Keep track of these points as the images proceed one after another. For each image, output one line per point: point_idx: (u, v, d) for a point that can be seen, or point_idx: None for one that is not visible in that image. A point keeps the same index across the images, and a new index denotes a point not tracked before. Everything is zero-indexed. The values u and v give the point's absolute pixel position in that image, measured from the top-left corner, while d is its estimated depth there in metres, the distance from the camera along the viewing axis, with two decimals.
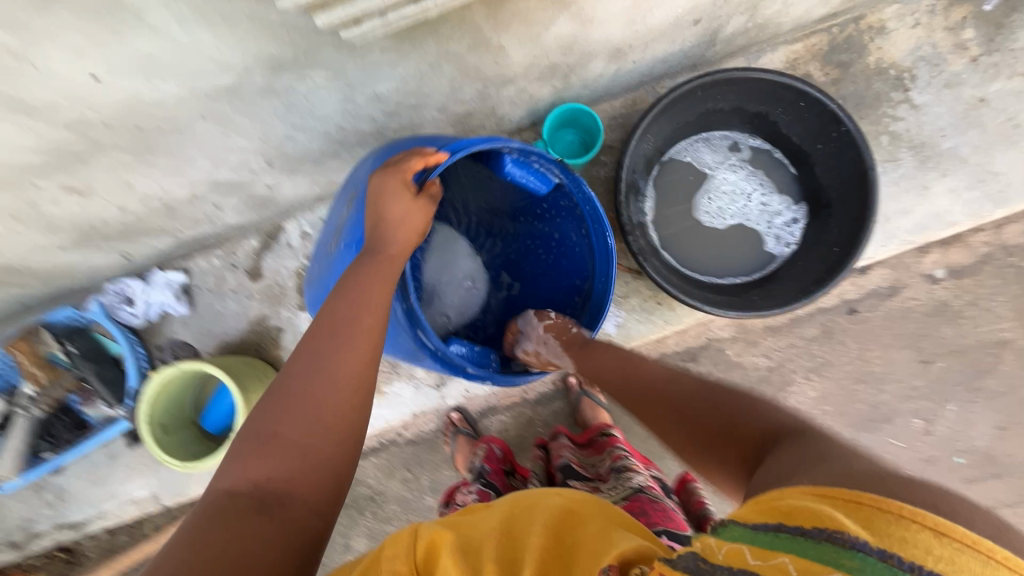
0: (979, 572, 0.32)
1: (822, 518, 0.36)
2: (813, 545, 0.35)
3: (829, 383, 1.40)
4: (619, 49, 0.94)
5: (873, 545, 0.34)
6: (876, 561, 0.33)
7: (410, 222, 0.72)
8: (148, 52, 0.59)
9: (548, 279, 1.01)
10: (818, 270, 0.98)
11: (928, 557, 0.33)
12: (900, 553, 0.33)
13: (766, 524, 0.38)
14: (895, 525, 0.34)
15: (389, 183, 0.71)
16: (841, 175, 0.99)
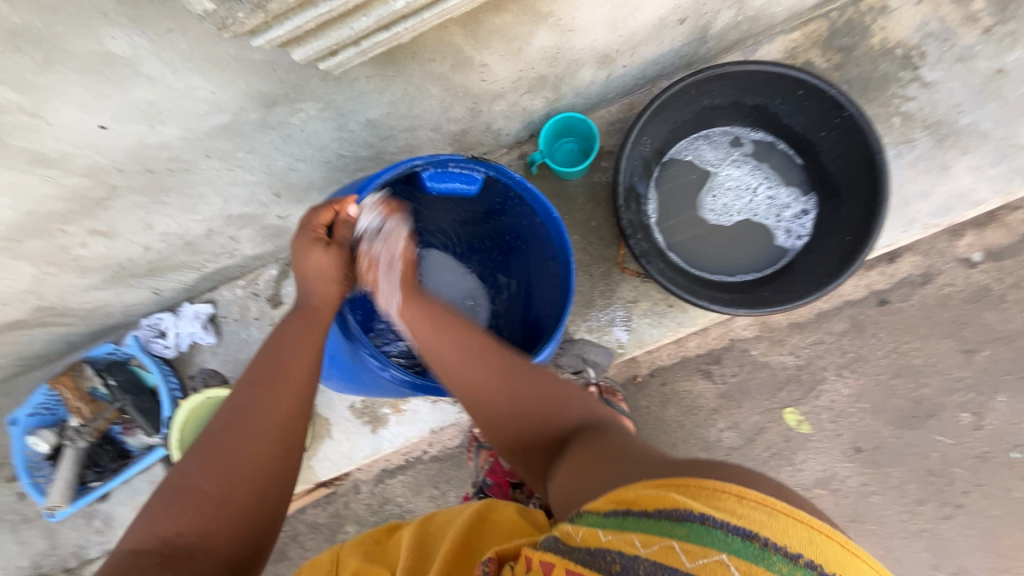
0: (767, 522, 0.40)
1: (660, 500, 0.43)
2: (653, 522, 0.42)
3: (866, 379, 1.33)
4: (607, 55, 0.94)
5: (695, 512, 0.42)
6: (698, 527, 0.41)
7: (325, 271, 0.76)
8: (147, 100, 0.63)
9: (537, 274, 1.02)
10: (832, 261, 0.95)
11: (735, 516, 0.41)
12: (714, 515, 0.41)
13: (616, 510, 0.45)
14: (713, 497, 0.42)
15: (303, 241, 0.76)
16: (848, 161, 0.96)
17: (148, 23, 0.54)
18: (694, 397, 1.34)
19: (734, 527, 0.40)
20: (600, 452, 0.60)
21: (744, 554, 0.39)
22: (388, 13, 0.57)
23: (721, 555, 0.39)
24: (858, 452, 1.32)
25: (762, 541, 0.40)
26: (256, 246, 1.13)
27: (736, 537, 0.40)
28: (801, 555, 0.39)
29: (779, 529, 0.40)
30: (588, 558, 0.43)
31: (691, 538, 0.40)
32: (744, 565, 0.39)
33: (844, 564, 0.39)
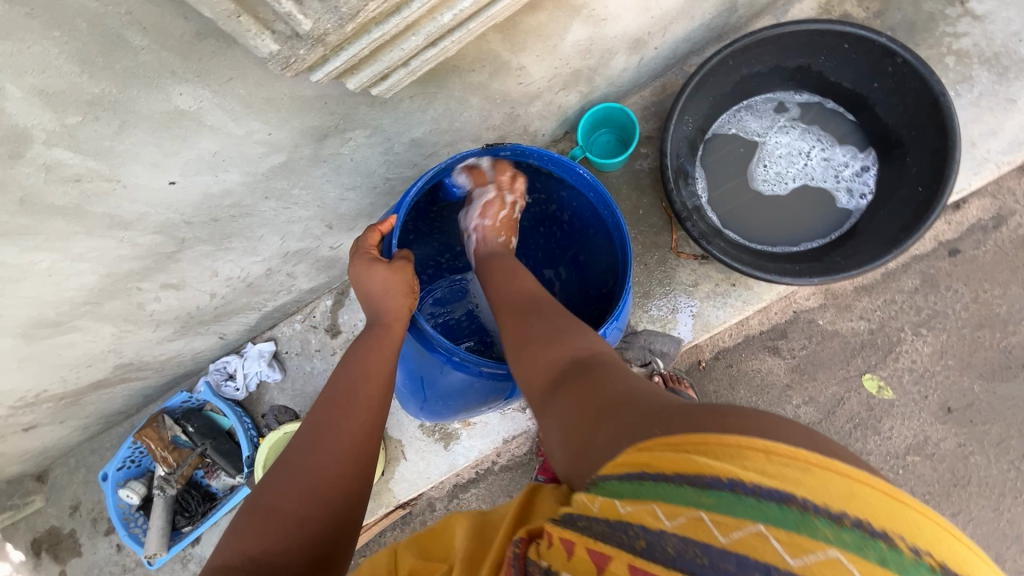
0: (801, 480, 0.33)
1: (683, 465, 0.36)
2: (676, 491, 0.36)
3: (947, 335, 1.26)
4: (639, 39, 0.93)
5: (723, 479, 0.35)
6: (730, 496, 0.34)
7: (391, 288, 0.74)
8: (211, 149, 0.65)
9: (591, 253, 0.99)
10: (905, 215, 0.90)
11: (764, 475, 0.34)
12: (742, 479, 0.34)
13: (632, 474, 0.39)
14: (743, 456, 0.35)
15: (359, 264, 0.76)
16: (907, 109, 0.92)
17: (211, 75, 0.55)
18: (764, 375, 1.29)
19: (770, 492, 0.33)
20: (602, 391, 0.52)
21: (782, 522, 0.33)
22: (436, 29, 0.57)
23: (757, 525, 0.33)
24: (949, 412, 1.25)
25: (802, 503, 0.33)
26: (312, 279, 1.16)
27: (773, 503, 0.33)
28: (846, 515, 0.32)
29: (820, 487, 0.33)
30: (607, 532, 0.37)
31: (722, 508, 0.34)
32: (784, 534, 0.32)
33: (900, 522, 0.32)
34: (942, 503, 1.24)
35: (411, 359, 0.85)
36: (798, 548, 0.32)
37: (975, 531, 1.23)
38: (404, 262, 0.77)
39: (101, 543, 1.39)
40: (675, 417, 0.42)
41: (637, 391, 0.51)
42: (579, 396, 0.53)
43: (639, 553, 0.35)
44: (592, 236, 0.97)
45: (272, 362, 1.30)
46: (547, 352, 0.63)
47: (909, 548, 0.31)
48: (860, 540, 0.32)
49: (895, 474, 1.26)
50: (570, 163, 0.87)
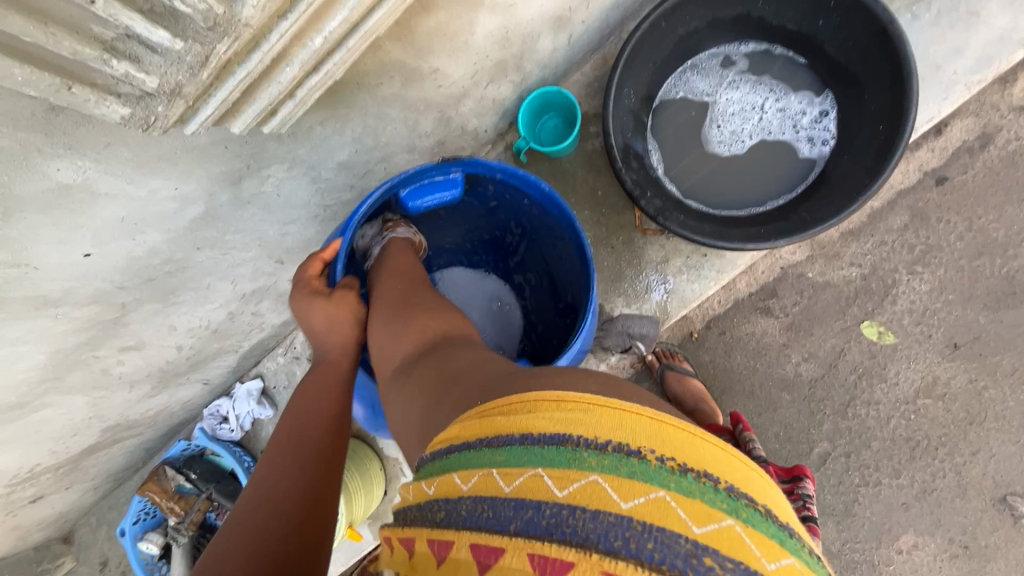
0: (581, 421, 0.35)
1: (484, 427, 0.37)
2: (476, 455, 0.36)
3: (944, 269, 1.20)
4: (560, 17, 0.87)
5: (512, 436, 0.35)
6: (517, 448, 0.34)
7: (334, 321, 0.75)
8: (117, 215, 0.63)
9: (554, 258, 0.96)
10: (868, 156, 0.84)
11: (547, 422, 0.35)
12: (530, 432, 0.35)
13: (440, 452, 0.39)
14: (531, 408, 0.36)
15: (304, 297, 0.77)
16: (856, 43, 0.85)
17: (85, 144, 0.52)
18: (759, 338, 1.25)
19: (550, 436, 0.34)
20: (448, 372, 0.49)
21: (557, 461, 0.33)
22: (310, 54, 0.53)
23: (535, 470, 0.33)
24: (956, 348, 1.20)
25: (575, 441, 0.34)
26: (282, 314, 1.15)
27: (551, 446, 0.34)
28: (608, 442, 0.34)
29: (591, 423, 0.34)
30: (419, 515, 0.36)
31: (508, 460, 0.34)
32: (557, 471, 0.33)
33: (656, 439, 0.34)
34: (960, 443, 1.20)
35: (363, 389, 0.84)
36: (565, 481, 0.33)
37: (997, 467, 1.19)
38: (347, 292, 0.78)
39: None
40: (495, 382, 0.43)
41: (475, 363, 0.50)
42: (427, 377, 0.51)
43: (437, 524, 0.35)
44: (549, 236, 0.94)
45: (262, 399, 1.30)
46: (413, 329, 0.61)
47: (655, 458, 0.33)
48: (618, 462, 0.33)
49: (908, 420, 1.21)
50: (529, 176, 0.84)
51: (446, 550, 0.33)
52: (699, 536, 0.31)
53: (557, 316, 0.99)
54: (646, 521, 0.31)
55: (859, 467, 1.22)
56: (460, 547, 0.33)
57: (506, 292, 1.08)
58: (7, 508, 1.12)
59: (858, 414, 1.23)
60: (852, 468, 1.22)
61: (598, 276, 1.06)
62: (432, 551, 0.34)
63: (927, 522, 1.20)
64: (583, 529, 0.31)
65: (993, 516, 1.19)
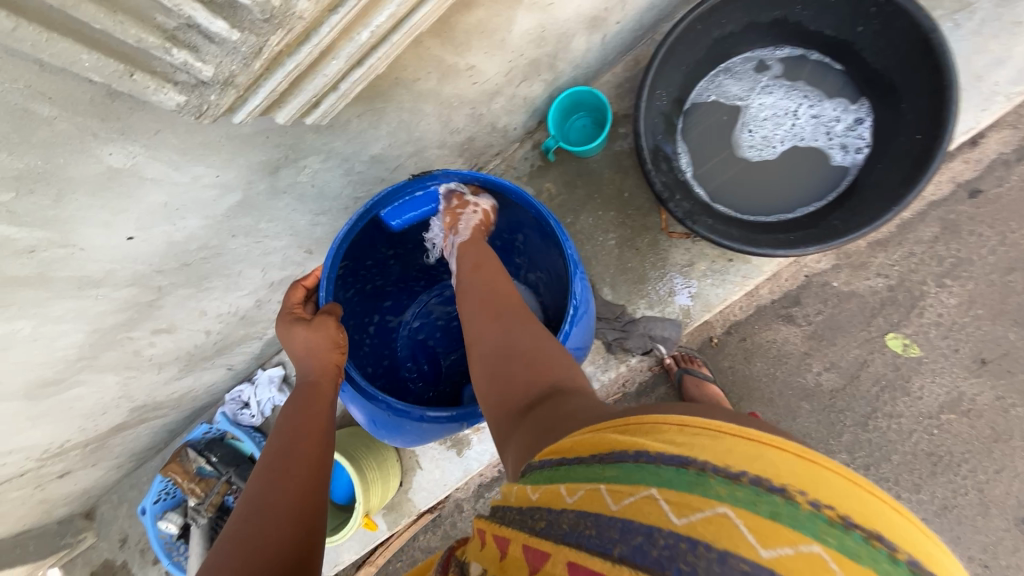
0: (707, 446, 0.34)
1: (597, 445, 0.38)
2: (587, 470, 0.37)
3: (974, 283, 1.18)
4: (596, 17, 0.87)
5: (629, 453, 0.36)
6: (630, 466, 0.35)
7: (311, 347, 0.75)
8: (161, 200, 0.64)
9: (553, 254, 0.93)
10: (904, 166, 0.83)
11: (669, 444, 0.35)
12: (647, 450, 0.35)
13: (549, 462, 0.41)
14: (649, 429, 0.36)
15: (284, 326, 0.78)
16: (896, 51, 0.84)
17: (137, 130, 0.54)
18: (780, 346, 1.24)
19: (669, 457, 0.34)
20: (562, 415, 0.50)
21: (676, 484, 0.33)
22: (357, 48, 0.54)
23: (651, 490, 0.34)
24: (983, 365, 1.18)
25: (699, 466, 0.33)
26: None
27: (669, 467, 0.34)
28: (743, 473, 0.32)
29: (720, 451, 0.34)
30: (517, 518, 0.39)
31: (621, 477, 0.35)
32: (674, 495, 0.33)
33: (804, 479, 0.32)
34: (984, 460, 1.18)
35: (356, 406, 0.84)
36: (685, 509, 0.32)
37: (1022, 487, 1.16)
38: (326, 316, 0.77)
39: (152, 571, 1.45)
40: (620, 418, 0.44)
41: (590, 410, 0.50)
42: (541, 420, 0.51)
43: (535, 532, 0.36)
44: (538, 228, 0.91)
45: (283, 386, 1.33)
46: (521, 369, 0.61)
47: (805, 502, 0.31)
48: (754, 496, 0.32)
49: (930, 435, 1.19)
50: (500, 180, 0.86)
51: (541, 559, 0.34)
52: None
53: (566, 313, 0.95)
54: (786, 571, 0.30)
55: (878, 481, 1.21)
56: (557, 560, 0.34)
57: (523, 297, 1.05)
58: (36, 481, 1.15)
59: (879, 427, 1.22)
60: (871, 481, 1.21)
61: (620, 278, 1.06)
62: (526, 555, 0.36)
63: (947, 539, 1.18)
64: (704, 567, 0.30)
65: (1016, 537, 1.17)
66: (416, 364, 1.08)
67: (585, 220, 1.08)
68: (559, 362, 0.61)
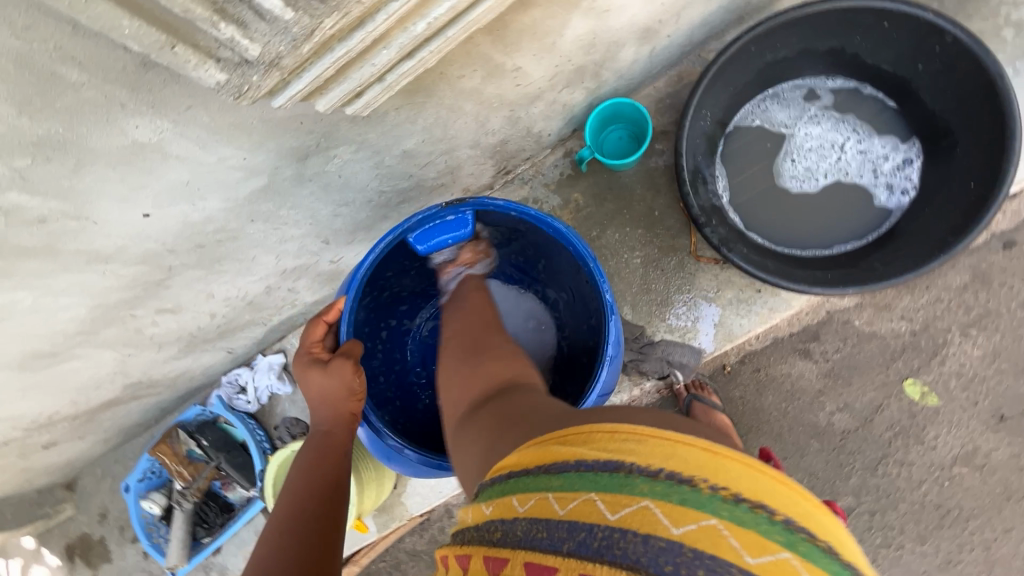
0: (633, 451, 0.36)
1: (543, 456, 0.39)
2: (533, 479, 0.38)
3: (1000, 336, 1.15)
4: (649, 28, 0.84)
5: (568, 463, 0.37)
6: (571, 474, 0.36)
7: (327, 394, 0.76)
8: (183, 178, 0.61)
9: (579, 282, 0.91)
10: (954, 214, 0.80)
11: (602, 451, 0.36)
12: (582, 458, 0.37)
13: (502, 478, 0.41)
14: (584, 438, 0.38)
15: (301, 365, 0.79)
16: (957, 94, 0.81)
17: (167, 105, 0.50)
18: (795, 380, 1.20)
19: (603, 462, 0.36)
20: (512, 412, 0.51)
21: (607, 486, 0.35)
22: (411, 39, 0.51)
23: (589, 494, 0.35)
24: (1001, 420, 1.15)
25: (626, 467, 0.35)
26: (314, 292, 1.14)
27: (604, 473, 0.36)
28: (661, 469, 0.35)
29: (643, 452, 0.36)
30: (477, 537, 0.39)
31: (563, 485, 0.36)
32: (609, 496, 0.35)
33: (709, 468, 0.35)
34: (994, 518, 1.15)
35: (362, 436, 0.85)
36: (617, 505, 0.35)
37: None
38: (344, 357, 0.76)
39: (129, 550, 1.42)
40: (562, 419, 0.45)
41: (542, 408, 0.51)
42: (494, 417, 0.52)
43: (494, 543, 0.37)
44: (564, 257, 0.89)
45: (282, 374, 1.30)
46: (484, 368, 0.62)
47: (707, 486, 0.34)
48: (668, 488, 0.34)
49: (941, 487, 1.16)
50: (541, 216, 0.81)
51: (501, 565, 0.36)
52: (745, 563, 0.32)
53: (588, 342, 0.94)
54: (698, 548, 0.32)
55: (882, 528, 1.18)
56: (515, 564, 0.35)
57: (541, 311, 1.04)
58: (20, 450, 1.11)
59: (888, 473, 1.19)
60: (875, 528, 1.18)
61: (642, 298, 1.03)
62: (489, 566, 0.37)
63: None
64: (634, 552, 0.33)
65: None
66: (425, 368, 1.04)
67: (612, 235, 1.04)
68: (515, 364, 0.62)
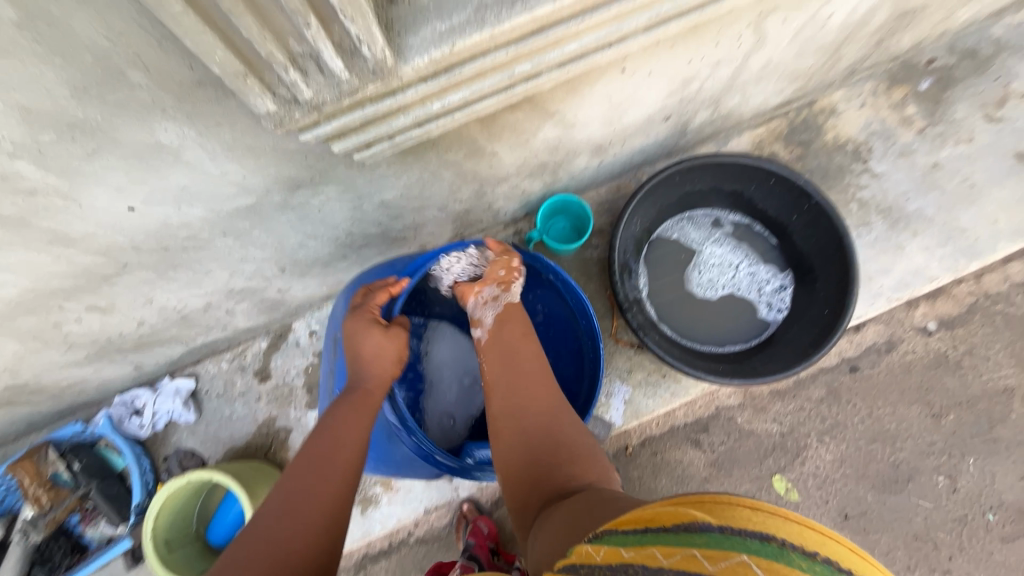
0: (779, 526, 0.41)
1: (682, 515, 0.44)
2: (675, 535, 0.43)
3: (846, 445, 1.35)
4: (600, 146, 1.03)
5: (714, 524, 0.42)
6: (718, 535, 0.41)
7: (382, 353, 0.81)
8: (182, 183, 0.65)
9: (556, 347, 1.06)
10: (813, 332, 1.02)
11: (751, 521, 0.41)
12: (733, 525, 0.41)
13: (641, 527, 0.46)
14: (727, 508, 0.43)
15: (360, 323, 0.81)
16: (819, 243, 1.06)
17: (200, 118, 0.56)
18: (685, 467, 1.34)
19: (753, 532, 0.41)
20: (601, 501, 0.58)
21: (763, 554, 0.40)
22: (424, 112, 0.62)
23: (743, 556, 0.40)
24: (846, 519, 1.32)
25: (779, 541, 0.40)
26: (249, 319, 1.14)
27: (754, 540, 0.40)
28: (817, 553, 0.40)
29: (790, 530, 0.41)
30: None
31: (710, 543, 0.41)
32: (765, 563, 0.39)
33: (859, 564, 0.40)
34: None
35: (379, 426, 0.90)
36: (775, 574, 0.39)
37: None
38: (399, 330, 0.84)
39: None
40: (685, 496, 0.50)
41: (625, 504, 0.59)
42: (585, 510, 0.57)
43: None
44: (564, 340, 1.05)
45: (187, 401, 1.23)
46: (567, 464, 0.69)
47: None
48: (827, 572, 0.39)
49: None
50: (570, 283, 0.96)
51: None
52: None
53: None
54: None
55: None
56: None
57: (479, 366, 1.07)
58: None
59: None
60: None
61: None
62: None
63: None
64: None
65: None
66: None
67: None
68: (592, 462, 0.70)
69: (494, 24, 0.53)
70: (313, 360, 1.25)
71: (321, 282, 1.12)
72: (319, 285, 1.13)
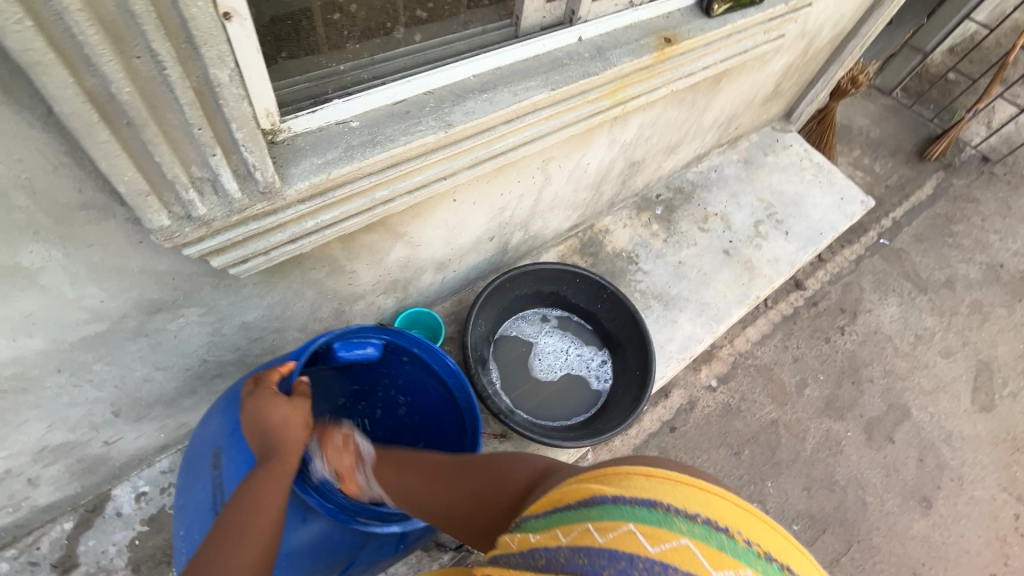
0: (664, 490, 0.47)
1: (587, 492, 0.50)
2: (580, 513, 0.49)
3: None
4: (442, 263, 1.22)
5: (610, 496, 0.48)
6: (612, 506, 0.47)
7: (289, 422, 0.78)
8: (27, 311, 0.63)
9: (435, 427, 1.14)
10: (632, 390, 1.27)
11: (640, 490, 0.47)
12: (626, 494, 0.47)
13: (555, 509, 0.52)
14: (622, 479, 0.49)
15: (261, 399, 0.79)
16: (620, 320, 1.36)
17: (74, 240, 0.59)
18: None
19: (640, 501, 0.46)
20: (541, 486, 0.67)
21: (647, 519, 0.45)
22: (299, 230, 0.73)
23: (630, 526, 0.45)
24: None
25: (664, 507, 0.46)
26: (55, 490, 0.96)
27: (641, 508, 0.46)
28: (697, 515, 0.45)
29: (675, 495, 0.46)
30: (516, 562, 0.50)
31: (603, 515, 0.47)
32: (649, 530, 0.44)
33: (739, 521, 0.45)
34: None
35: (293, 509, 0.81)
36: (657, 540, 0.44)
37: None
38: (305, 397, 0.82)
39: None
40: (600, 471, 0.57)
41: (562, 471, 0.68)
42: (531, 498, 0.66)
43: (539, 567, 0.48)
44: (434, 418, 1.15)
45: None
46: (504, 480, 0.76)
47: (741, 539, 0.44)
48: (706, 531, 0.44)
49: None
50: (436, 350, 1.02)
51: None
52: None
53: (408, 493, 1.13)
54: None
55: None
56: None
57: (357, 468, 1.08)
58: None
59: None
60: None
61: None
62: None
63: None
64: None
65: None
66: None
67: None
68: (518, 462, 0.78)
69: (361, 159, 0.70)
70: (140, 530, 1.05)
71: (160, 428, 1.02)
72: (156, 432, 1.02)
